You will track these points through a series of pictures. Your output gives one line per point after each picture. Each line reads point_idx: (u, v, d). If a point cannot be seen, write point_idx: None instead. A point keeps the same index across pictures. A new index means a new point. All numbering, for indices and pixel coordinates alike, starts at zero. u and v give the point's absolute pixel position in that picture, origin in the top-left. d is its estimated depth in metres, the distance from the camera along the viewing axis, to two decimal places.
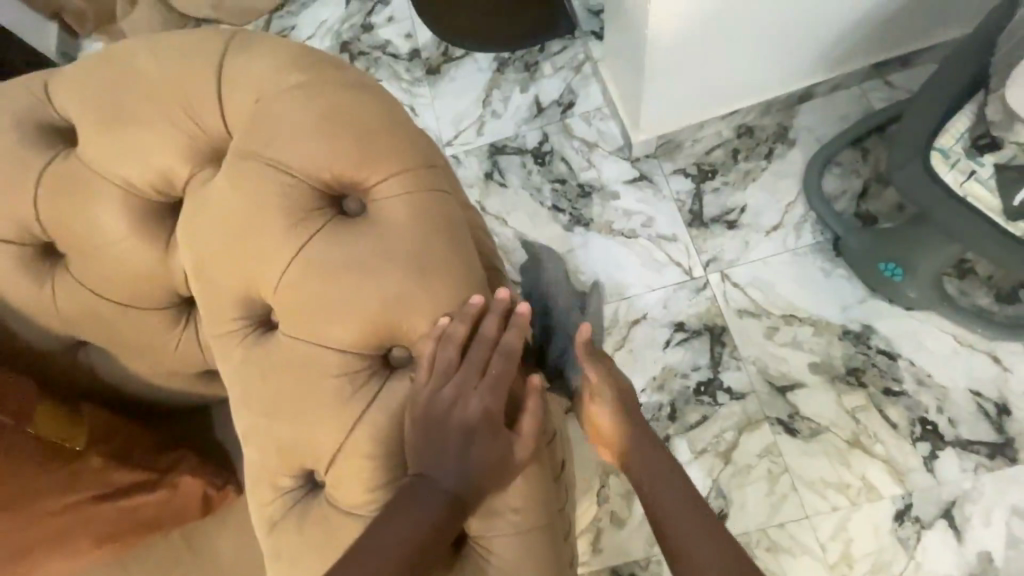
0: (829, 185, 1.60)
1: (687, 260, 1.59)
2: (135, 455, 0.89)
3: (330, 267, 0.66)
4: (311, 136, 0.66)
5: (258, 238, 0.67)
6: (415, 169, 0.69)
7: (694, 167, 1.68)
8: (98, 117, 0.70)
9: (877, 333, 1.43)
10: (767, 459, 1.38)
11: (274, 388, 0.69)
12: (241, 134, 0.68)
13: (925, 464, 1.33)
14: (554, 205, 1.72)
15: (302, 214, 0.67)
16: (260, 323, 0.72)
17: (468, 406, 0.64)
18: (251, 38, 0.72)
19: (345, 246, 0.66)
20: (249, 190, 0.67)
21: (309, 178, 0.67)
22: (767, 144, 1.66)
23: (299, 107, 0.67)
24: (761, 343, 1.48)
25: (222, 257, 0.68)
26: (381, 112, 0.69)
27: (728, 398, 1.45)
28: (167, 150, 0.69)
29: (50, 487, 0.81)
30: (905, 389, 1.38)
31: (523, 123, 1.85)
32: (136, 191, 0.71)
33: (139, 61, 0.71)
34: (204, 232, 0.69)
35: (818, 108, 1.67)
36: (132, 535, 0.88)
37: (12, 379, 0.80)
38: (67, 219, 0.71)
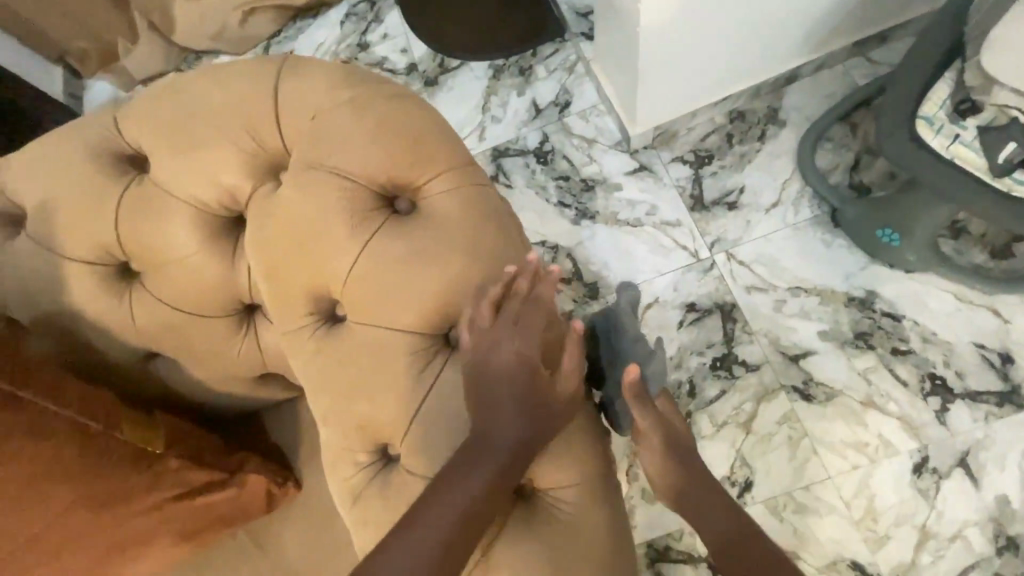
0: (822, 161, 1.67)
1: (692, 242, 1.66)
2: (206, 457, 0.94)
3: (394, 258, 0.73)
4: (368, 144, 0.74)
5: (325, 238, 0.74)
6: (461, 168, 0.77)
7: (691, 154, 1.75)
8: (166, 144, 0.78)
9: (880, 297, 1.50)
10: (786, 426, 1.44)
11: (348, 374, 0.75)
12: (299, 149, 0.76)
13: (937, 418, 1.39)
14: (560, 201, 1.79)
15: (365, 214, 0.74)
16: (328, 317, 0.79)
17: (502, 350, 0.69)
18: (301, 60, 0.81)
19: (406, 238, 0.74)
20: (311, 195, 0.74)
21: (369, 182, 0.75)
22: (759, 127, 1.73)
23: (355, 120, 0.75)
24: (770, 316, 1.54)
25: (292, 257, 0.75)
26: (425, 122, 0.78)
27: (744, 370, 1.50)
28: (229, 168, 0.76)
29: (135, 487, 0.86)
30: (912, 347, 1.44)
31: (522, 126, 1.92)
32: (206, 207, 0.78)
33: (202, 90, 0.78)
34: (270, 235, 0.76)
35: (805, 88, 1.74)
36: (209, 531, 0.94)
37: (98, 389, 0.87)
38: (143, 239, 0.79)
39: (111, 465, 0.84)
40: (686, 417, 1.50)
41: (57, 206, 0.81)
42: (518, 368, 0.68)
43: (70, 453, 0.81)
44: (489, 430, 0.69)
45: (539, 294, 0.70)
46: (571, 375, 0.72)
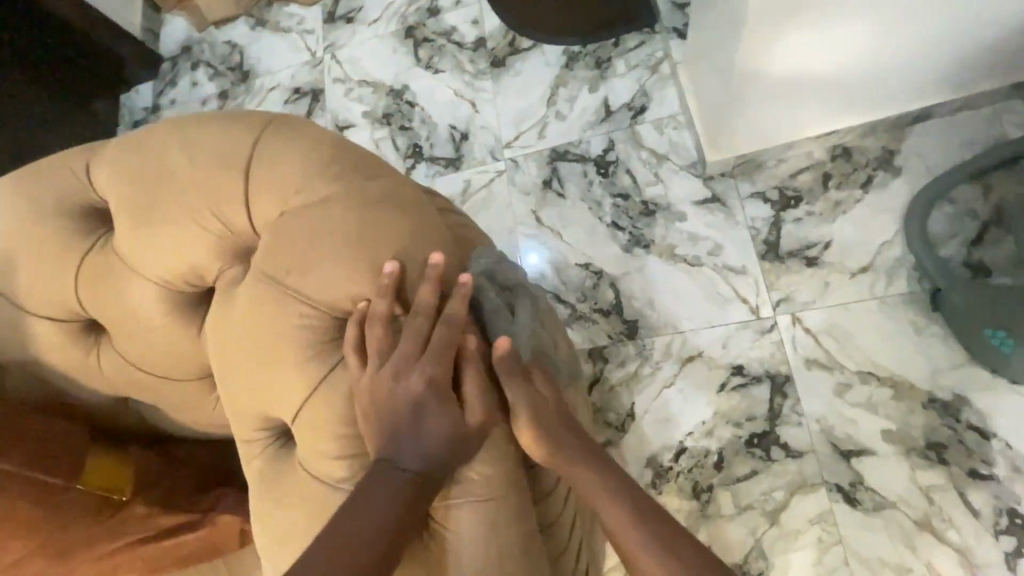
0: (936, 225, 1.39)
1: (754, 297, 1.46)
2: (178, 499, 0.92)
3: (350, 405, 0.63)
4: (334, 263, 0.63)
5: (277, 365, 0.64)
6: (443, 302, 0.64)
7: (775, 192, 1.51)
8: (128, 211, 0.70)
9: (969, 406, 1.27)
10: (819, 527, 1.28)
11: (285, 521, 0.65)
12: (263, 254, 0.65)
13: (1007, 561, 1.18)
14: (613, 222, 1.62)
15: (324, 344, 0.64)
16: (283, 434, 0.70)
17: (411, 380, 0.60)
18: (284, 132, 0.70)
19: (367, 388, 0.61)
20: (269, 318, 0.64)
21: (333, 309, 0.64)
22: (866, 170, 1.47)
23: (325, 229, 0.64)
24: (830, 401, 1.34)
25: (243, 377, 0.66)
26: (410, 236, 0.65)
27: (783, 455, 1.34)
28: (198, 246, 0.68)
29: (100, 534, 0.85)
30: (995, 474, 1.22)
31: (588, 127, 1.73)
32: (168, 284, 0.71)
33: (172, 155, 0.69)
34: (227, 347, 0.67)
35: (933, 132, 1.45)
36: (173, 567, 0.93)
37: (65, 429, 0.84)
38: (106, 303, 0.74)
39: (75, 514, 0.82)
40: (707, 490, 1.36)
41: (33, 234, 0.75)
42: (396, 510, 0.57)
43: (24, 506, 0.79)
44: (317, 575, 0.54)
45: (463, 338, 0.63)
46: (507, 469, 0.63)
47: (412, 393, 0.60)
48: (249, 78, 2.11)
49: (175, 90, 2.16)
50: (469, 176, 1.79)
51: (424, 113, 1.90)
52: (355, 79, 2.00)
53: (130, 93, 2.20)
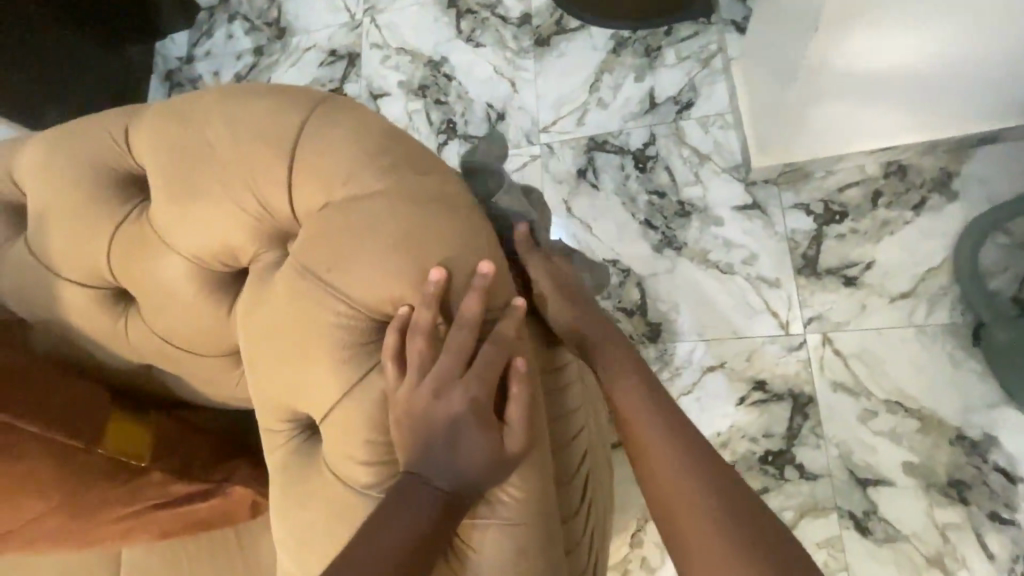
0: (988, 256, 1.33)
1: (784, 312, 1.41)
2: (194, 468, 0.92)
3: (381, 412, 0.61)
4: (375, 262, 0.60)
5: (310, 363, 0.62)
6: (486, 316, 0.61)
7: (820, 205, 1.45)
8: (164, 182, 0.68)
9: (999, 447, 1.23)
10: (826, 551, 1.26)
11: (304, 514, 0.64)
12: (304, 245, 0.63)
13: None
14: (646, 220, 1.57)
15: (358, 344, 0.62)
16: (306, 427, 0.69)
17: (452, 397, 0.58)
18: (332, 114, 0.66)
19: (401, 398, 0.59)
20: (306, 314, 0.61)
21: (370, 310, 0.61)
22: (920, 191, 1.40)
23: (368, 225, 0.60)
24: (852, 427, 1.31)
25: (274, 369, 0.64)
26: (456, 241, 0.61)
27: (797, 476, 1.31)
28: (235, 227, 0.66)
29: (117, 497, 0.87)
30: (1017, 519, 1.19)
31: (629, 118, 1.66)
32: (202, 263, 0.70)
33: (214, 128, 0.66)
34: (260, 338, 0.65)
35: (997, 157, 1.37)
36: (182, 533, 0.93)
37: (92, 392, 0.85)
38: (136, 275, 0.73)
39: (95, 475, 0.85)
40: None
41: (67, 193, 0.73)
42: (427, 529, 0.55)
43: (48, 465, 0.82)
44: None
45: (502, 354, 0.59)
46: (538, 494, 0.60)
47: (452, 410, 0.57)
48: (285, 36, 2.06)
49: (210, 42, 2.12)
50: None
51: (461, 88, 1.85)
52: (393, 46, 1.94)
53: (166, 41, 2.16)
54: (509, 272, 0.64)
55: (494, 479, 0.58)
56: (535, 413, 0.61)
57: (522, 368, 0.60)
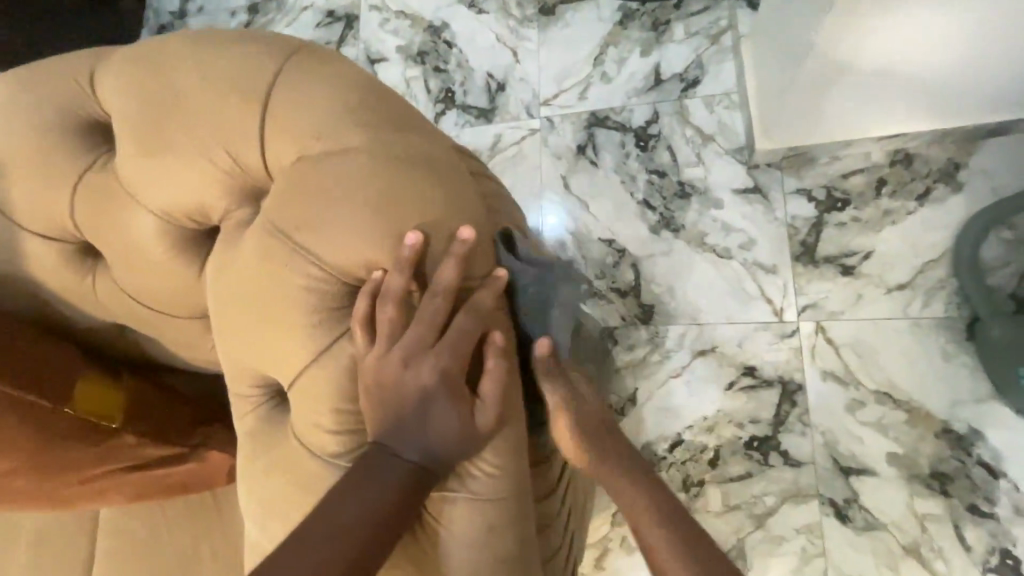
0: (989, 250, 1.30)
1: (779, 299, 1.40)
2: (168, 431, 0.91)
3: (351, 380, 0.59)
4: (348, 224, 0.57)
5: (278, 326, 0.60)
6: (465, 285, 0.59)
7: (822, 191, 1.42)
8: (130, 132, 0.64)
9: (983, 441, 1.23)
10: (804, 537, 1.28)
11: (271, 480, 0.63)
12: (274, 203, 0.60)
13: None
14: (645, 200, 1.54)
15: (329, 308, 0.59)
16: (276, 393, 0.68)
17: (424, 368, 0.56)
18: (311, 68, 0.63)
19: (371, 366, 0.57)
20: (274, 275, 0.59)
21: (341, 273, 0.59)
22: (925, 181, 1.37)
23: (344, 184, 0.58)
24: (839, 416, 1.31)
25: (242, 332, 0.62)
26: (435, 205, 0.58)
27: (781, 462, 1.32)
28: (208, 183, 0.64)
29: (88, 457, 0.86)
30: (996, 513, 1.19)
31: (633, 95, 1.61)
32: (171, 219, 0.68)
33: (184, 76, 0.63)
34: (229, 300, 0.63)
35: (1006, 149, 1.34)
36: (158, 496, 0.93)
37: (61, 350, 0.84)
38: (102, 230, 0.70)
39: (65, 435, 0.84)
40: (697, 484, 1.35)
41: (32, 140, 0.69)
42: (389, 502, 0.55)
43: (17, 425, 0.81)
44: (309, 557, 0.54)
45: (478, 326, 0.57)
46: (510, 473, 0.58)
47: (424, 380, 0.56)
48: None
49: None
50: (501, 131, 1.70)
51: (461, 56, 1.79)
52: (393, 8, 1.87)
53: None
54: (491, 242, 0.61)
55: (464, 455, 0.57)
56: (511, 390, 0.59)
57: (500, 342, 0.58)
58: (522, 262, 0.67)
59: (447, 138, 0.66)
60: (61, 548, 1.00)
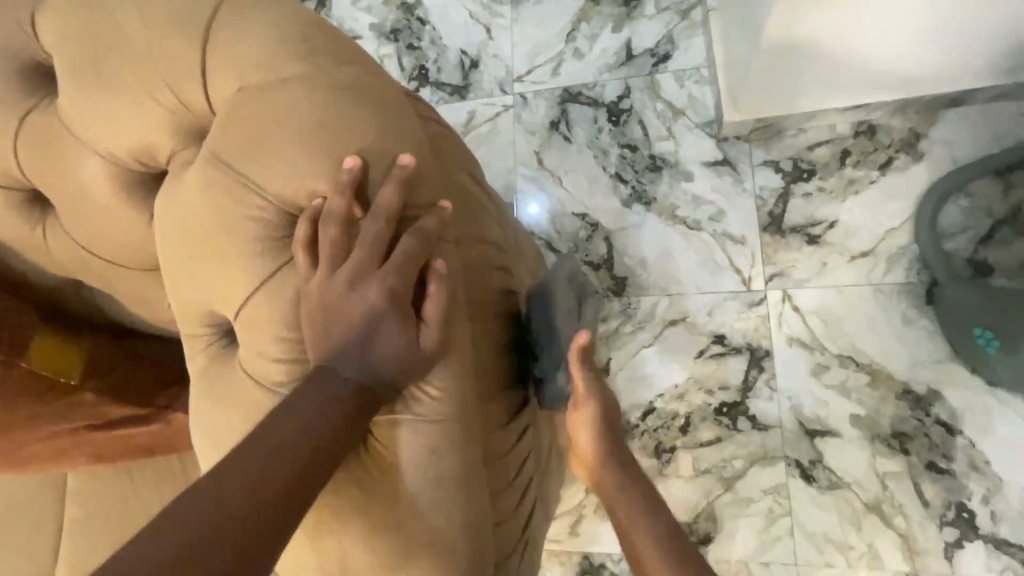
0: (948, 217, 1.34)
1: (747, 268, 1.42)
2: (131, 391, 0.94)
3: (295, 308, 0.59)
4: (290, 154, 0.58)
5: (224, 256, 0.61)
6: (408, 213, 0.60)
7: (789, 163, 1.45)
8: (72, 71, 0.65)
9: (941, 401, 1.27)
10: (770, 497, 1.31)
11: (222, 416, 0.64)
12: (218, 135, 0.61)
13: (945, 551, 1.21)
14: (617, 174, 1.56)
15: (273, 239, 0.60)
16: (228, 332, 0.69)
17: (367, 291, 0.57)
18: (253, 6, 0.64)
19: (313, 290, 0.58)
20: (219, 204, 0.60)
21: (285, 204, 0.60)
22: (887, 152, 1.40)
23: (285, 116, 0.59)
24: (804, 380, 1.34)
25: (190, 265, 0.63)
26: (376, 135, 0.59)
27: (749, 427, 1.35)
28: (152, 122, 0.64)
29: (47, 414, 0.89)
30: (953, 469, 1.24)
31: (605, 70, 1.62)
32: (118, 161, 0.68)
33: (124, 16, 0.64)
34: (177, 235, 0.63)
35: (966, 118, 1.37)
36: (124, 458, 0.94)
37: (18, 308, 0.87)
38: (50, 174, 0.71)
39: (22, 392, 0.87)
40: (668, 450, 1.39)
41: None
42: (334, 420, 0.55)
43: None
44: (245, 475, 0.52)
45: (421, 251, 0.58)
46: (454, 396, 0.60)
47: (366, 303, 0.57)
48: None
49: None
50: (475, 107, 1.71)
51: (435, 34, 1.78)
52: None
53: None
54: (433, 174, 0.63)
55: (410, 377, 0.59)
56: (454, 315, 0.60)
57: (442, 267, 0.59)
58: (471, 202, 0.69)
59: (396, 82, 0.68)
60: (32, 512, 1.01)
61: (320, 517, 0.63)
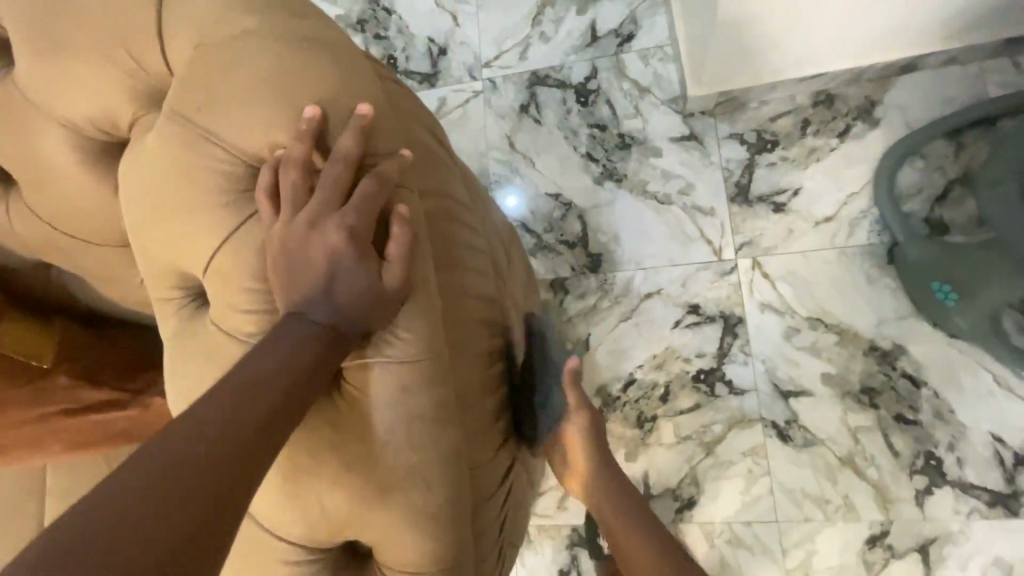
0: (904, 179, 1.40)
1: (718, 239, 1.46)
2: (106, 377, 0.96)
3: (261, 256, 0.61)
4: (248, 106, 0.59)
5: (188, 211, 0.62)
6: (368, 159, 0.61)
7: (753, 134, 1.49)
8: (26, 40, 0.65)
9: (906, 355, 1.32)
10: (750, 458, 1.35)
11: (194, 373, 0.65)
12: (177, 93, 0.62)
13: (916, 498, 1.26)
14: (588, 153, 1.58)
15: (236, 193, 0.62)
16: (199, 296, 0.70)
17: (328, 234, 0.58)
18: None
19: (277, 235, 0.59)
20: (182, 160, 0.61)
21: (246, 156, 0.61)
22: (845, 120, 1.45)
23: (240, 70, 0.60)
24: (777, 343, 1.38)
25: (155, 223, 0.64)
26: (331, 85, 0.61)
27: (726, 392, 1.39)
28: (108, 86, 0.65)
29: (21, 399, 0.90)
30: (919, 420, 1.29)
31: (571, 53, 1.65)
32: (76, 129, 0.69)
33: None
34: (143, 195, 0.65)
35: (917, 85, 1.43)
36: (105, 445, 0.94)
37: None
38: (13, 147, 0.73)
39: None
40: (650, 420, 1.42)
41: None
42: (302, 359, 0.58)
43: None
44: (220, 412, 0.54)
45: (380, 195, 0.60)
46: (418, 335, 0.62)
47: (329, 244, 0.58)
48: None
49: None
50: (446, 94, 1.72)
51: (402, 22, 1.79)
52: None
53: None
54: (392, 123, 0.64)
55: (378, 318, 0.60)
56: (416, 257, 0.62)
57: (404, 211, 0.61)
58: (434, 158, 0.71)
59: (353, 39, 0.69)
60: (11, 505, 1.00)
61: (296, 466, 0.64)
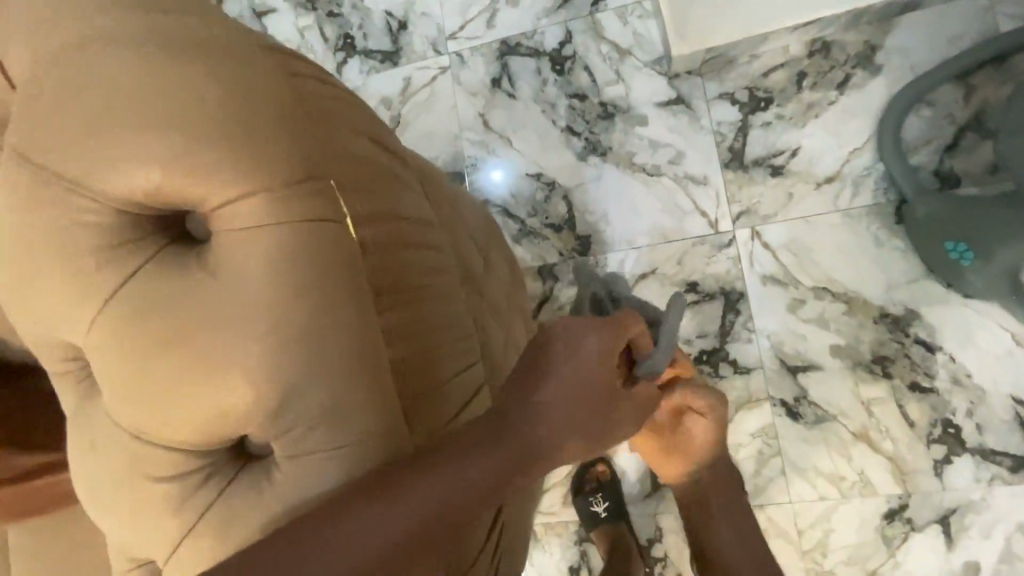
0: (910, 130, 1.29)
1: (713, 210, 1.36)
2: (38, 439, 0.90)
3: (152, 329, 0.53)
4: (119, 147, 0.52)
5: (65, 276, 0.55)
6: (276, 191, 0.53)
7: (744, 92, 1.37)
8: None
9: (919, 320, 1.24)
10: (760, 440, 1.29)
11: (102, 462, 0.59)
12: (38, 135, 0.55)
13: (934, 468, 1.21)
14: (568, 127, 1.47)
15: (120, 247, 0.55)
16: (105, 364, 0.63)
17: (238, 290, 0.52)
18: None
19: (175, 303, 0.53)
20: (51, 215, 0.55)
21: (127, 204, 0.54)
22: (843, 69, 1.33)
23: (106, 105, 0.53)
24: (782, 317, 1.30)
25: (31, 291, 0.58)
26: (212, 111, 0.53)
27: (731, 372, 1.32)
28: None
29: None
30: (935, 387, 1.22)
31: (542, 15, 1.51)
32: None
33: None
34: (13, 259, 0.58)
35: (921, 23, 1.31)
36: (52, 505, 0.93)
37: None
38: None
39: None
40: None
41: None
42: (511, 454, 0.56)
43: None
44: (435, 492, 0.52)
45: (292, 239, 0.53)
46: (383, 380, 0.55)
47: (241, 304, 0.52)
48: None
49: None
50: (410, 73, 1.59)
51: None
52: None
53: None
54: (314, 139, 0.56)
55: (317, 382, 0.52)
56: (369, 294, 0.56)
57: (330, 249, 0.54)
58: (379, 172, 0.63)
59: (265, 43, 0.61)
60: None
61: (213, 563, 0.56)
